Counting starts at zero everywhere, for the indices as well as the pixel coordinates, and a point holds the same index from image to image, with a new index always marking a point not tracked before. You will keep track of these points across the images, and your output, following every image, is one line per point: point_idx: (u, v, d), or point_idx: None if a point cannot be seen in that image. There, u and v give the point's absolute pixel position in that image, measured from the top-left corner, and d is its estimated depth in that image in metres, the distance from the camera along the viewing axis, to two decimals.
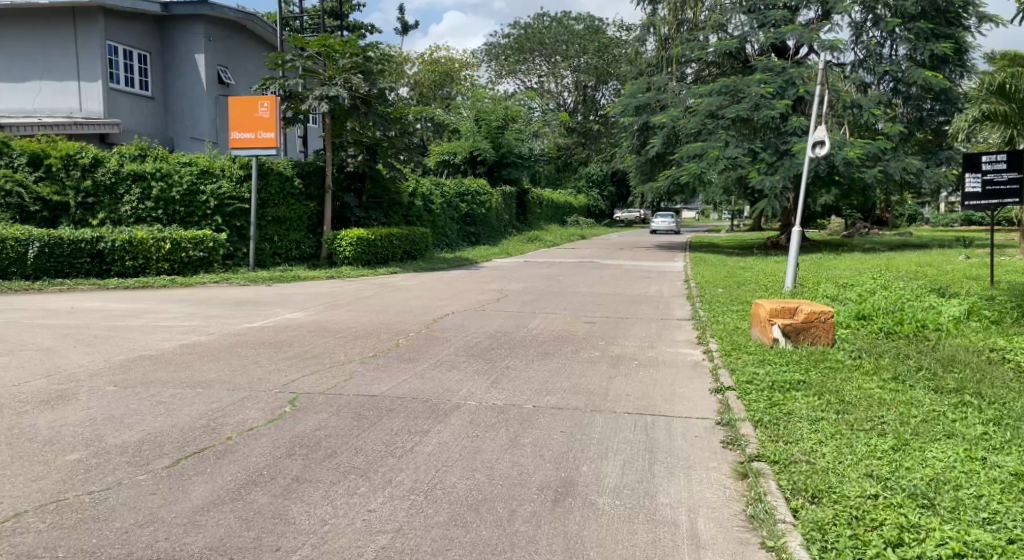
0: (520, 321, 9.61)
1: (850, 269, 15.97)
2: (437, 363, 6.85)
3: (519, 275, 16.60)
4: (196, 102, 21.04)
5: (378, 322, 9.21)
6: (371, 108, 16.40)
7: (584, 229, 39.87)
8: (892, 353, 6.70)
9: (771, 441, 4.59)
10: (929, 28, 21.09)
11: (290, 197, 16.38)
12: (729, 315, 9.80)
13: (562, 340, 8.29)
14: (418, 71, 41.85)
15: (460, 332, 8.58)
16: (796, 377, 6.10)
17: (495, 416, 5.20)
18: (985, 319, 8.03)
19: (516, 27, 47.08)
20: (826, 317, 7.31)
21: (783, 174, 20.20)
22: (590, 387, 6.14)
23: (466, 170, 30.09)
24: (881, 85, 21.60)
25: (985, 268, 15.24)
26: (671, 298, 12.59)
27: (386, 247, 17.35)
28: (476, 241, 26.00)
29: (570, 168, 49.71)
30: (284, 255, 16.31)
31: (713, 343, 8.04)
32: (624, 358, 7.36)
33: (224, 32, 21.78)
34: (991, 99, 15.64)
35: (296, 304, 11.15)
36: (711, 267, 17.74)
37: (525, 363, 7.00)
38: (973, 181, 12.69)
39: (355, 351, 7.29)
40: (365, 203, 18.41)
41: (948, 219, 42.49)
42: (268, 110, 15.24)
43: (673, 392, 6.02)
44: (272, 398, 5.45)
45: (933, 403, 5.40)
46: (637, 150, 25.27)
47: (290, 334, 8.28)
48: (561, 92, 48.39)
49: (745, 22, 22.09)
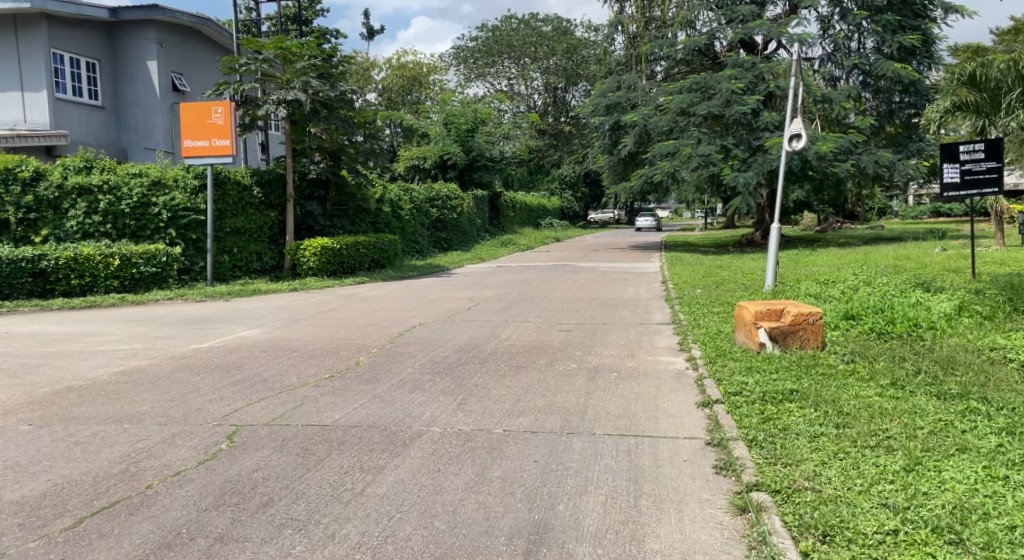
0: (492, 331, 9.04)
1: (828, 265, 15.66)
2: (399, 383, 6.26)
3: (492, 280, 16.03)
4: (150, 111, 20.24)
5: (338, 338, 8.59)
6: (333, 112, 15.84)
7: (559, 231, 39.44)
8: (888, 357, 6.26)
9: (769, 464, 4.08)
10: (896, 20, 20.98)
11: (248, 207, 15.67)
12: (710, 318, 9.34)
13: (537, 352, 7.74)
14: (386, 76, 41.27)
15: (426, 346, 8.00)
16: (789, 386, 5.64)
17: (460, 445, 4.64)
18: (977, 315, 7.64)
19: (484, 29, 46.57)
20: (814, 319, 6.88)
21: (757, 170, 19.88)
22: (567, 405, 5.61)
23: (436, 174, 29.48)
24: (850, 79, 21.55)
25: (964, 260, 15.02)
26: (649, 301, 12.13)
27: (353, 256, 16.67)
28: (448, 247, 25.39)
29: (543, 171, 49.36)
30: (244, 267, 15.59)
31: (696, 349, 7.56)
32: (602, 370, 6.83)
33: (178, 37, 21.00)
34: (960, 88, 15.45)
35: (253, 320, 10.47)
36: (689, 267, 17.32)
37: (495, 379, 6.44)
38: (951, 172, 12.36)
39: (310, 372, 6.67)
40: (330, 211, 17.80)
41: (917, 211, 42.86)
42: (222, 116, 14.66)
43: (656, 408, 5.49)
44: (208, 432, 4.85)
45: (938, 411, 4.95)
46: (609, 149, 24.82)
47: (240, 355, 7.64)
48: (531, 94, 48.12)
49: (713, 18, 21.90)
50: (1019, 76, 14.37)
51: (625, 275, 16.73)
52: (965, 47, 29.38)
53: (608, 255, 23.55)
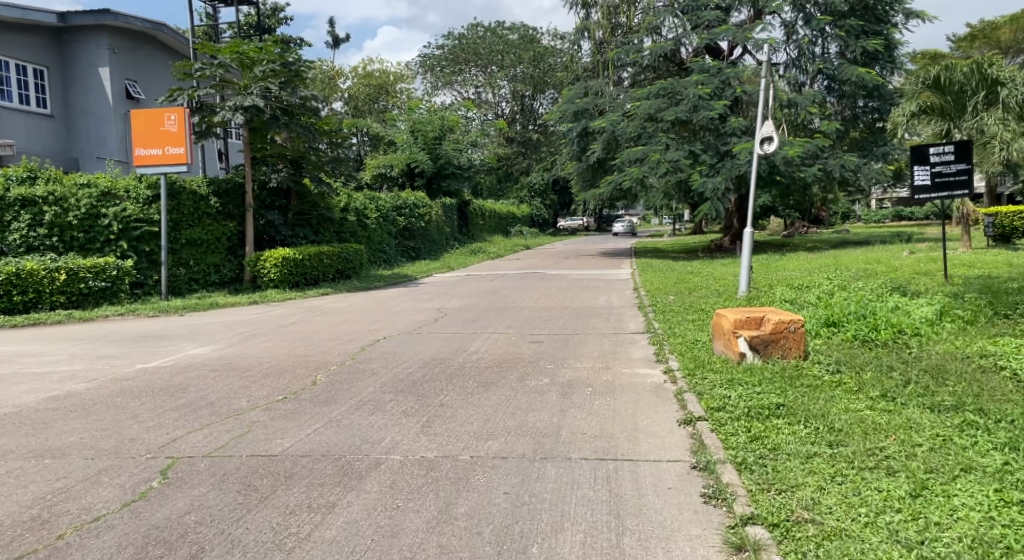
0: (460, 344, 8.59)
1: (799, 270, 15.52)
2: (358, 405, 5.78)
3: (460, 290, 15.57)
4: (102, 119, 19.44)
5: (295, 355, 8.05)
6: (293, 119, 15.25)
7: (528, 240, 39.08)
8: (874, 366, 5.98)
9: (762, 492, 3.73)
10: (859, 26, 21.05)
11: (205, 217, 15.00)
12: (686, 327, 9.00)
13: (507, 366, 7.31)
14: (352, 85, 40.63)
15: (390, 362, 7.51)
16: (775, 400, 5.31)
17: (422, 476, 4.19)
18: (959, 320, 7.41)
19: (450, 37, 46.13)
20: (796, 326, 6.58)
21: (726, 175, 19.77)
22: (540, 425, 5.20)
23: (404, 183, 28.90)
24: (815, 84, 21.62)
25: (935, 262, 14.98)
26: (622, 309, 11.80)
27: (316, 267, 16.07)
28: (416, 256, 24.84)
29: (511, 179, 49.02)
30: (201, 280, 14.90)
31: (673, 360, 7.22)
32: (577, 385, 6.41)
33: (131, 43, 20.25)
34: (923, 92, 15.56)
35: (206, 336, 9.88)
36: (660, 274, 17.05)
37: (462, 398, 5.99)
38: (921, 174, 12.23)
39: (261, 394, 6.14)
40: (291, 221, 17.26)
41: (880, 216, 43.56)
42: (175, 122, 14.05)
43: (635, 427, 5.11)
44: (139, 467, 4.33)
45: (934, 425, 4.66)
46: (578, 156, 24.55)
47: (188, 375, 7.08)
48: (499, 102, 47.86)
49: (679, 24, 21.66)
50: (982, 79, 14.98)
51: (597, 283, 16.40)
52: (923, 54, 29.82)
53: (579, 262, 23.27)
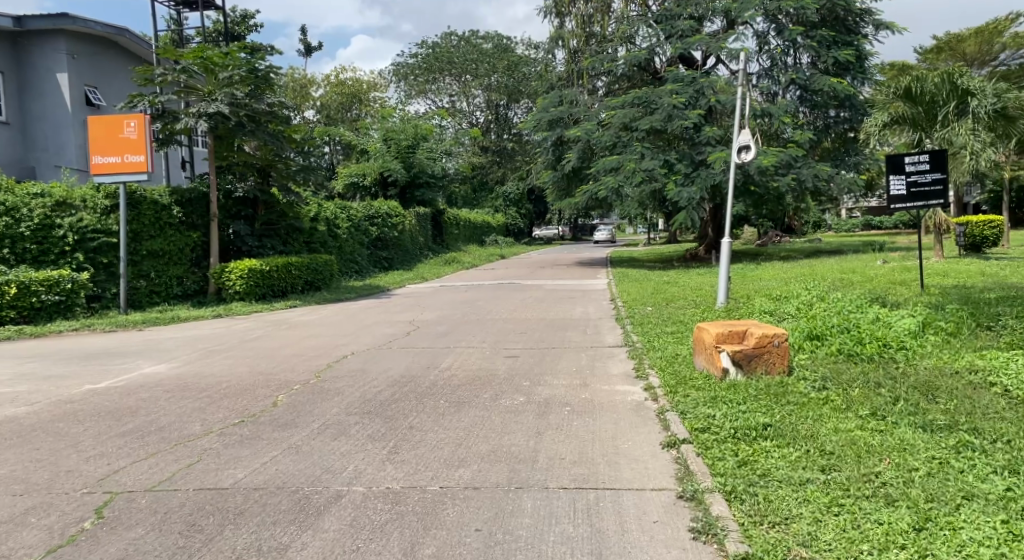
0: (431, 360, 8.22)
1: (775, 280, 15.41)
2: (321, 429, 5.39)
3: (434, 301, 15.18)
4: (59, 126, 18.81)
5: (256, 373, 7.63)
6: (260, 126, 14.76)
7: (504, 249, 38.74)
8: (862, 382, 5.76)
9: (756, 526, 3.48)
10: (831, 36, 21.07)
11: (167, 227, 14.47)
12: (665, 340, 8.74)
13: (480, 383, 6.96)
14: (324, 93, 40.08)
15: (356, 381, 7.13)
16: (761, 419, 5.06)
17: (387, 510, 3.84)
18: (942, 332, 7.24)
19: (424, 46, 45.74)
20: (780, 340, 6.34)
21: (701, 185, 19.66)
22: (514, 450, 4.87)
23: (377, 192, 28.41)
24: (787, 94, 21.56)
25: (910, 272, 14.97)
26: (599, 321, 11.54)
27: (284, 279, 15.59)
28: (389, 266, 24.38)
29: (486, 188, 48.69)
30: (163, 293, 14.34)
31: (654, 376, 6.93)
32: (554, 404, 6.09)
33: (90, 48, 19.66)
34: (894, 102, 15.50)
35: (164, 353, 9.41)
36: (636, 284, 16.84)
37: (432, 420, 5.64)
38: (897, 184, 12.13)
39: (216, 418, 5.73)
40: (259, 231, 16.69)
41: (850, 226, 44.09)
42: (135, 130, 13.67)
43: (616, 451, 4.82)
44: (71, 505, 3.92)
45: (928, 446, 4.43)
46: (552, 165, 24.35)
47: (139, 396, 6.64)
48: (473, 111, 47.57)
49: (653, 33, 21.53)
50: (953, 90, 15.03)
51: (572, 294, 16.12)
52: (891, 66, 30.13)
53: (554, 272, 23.03)
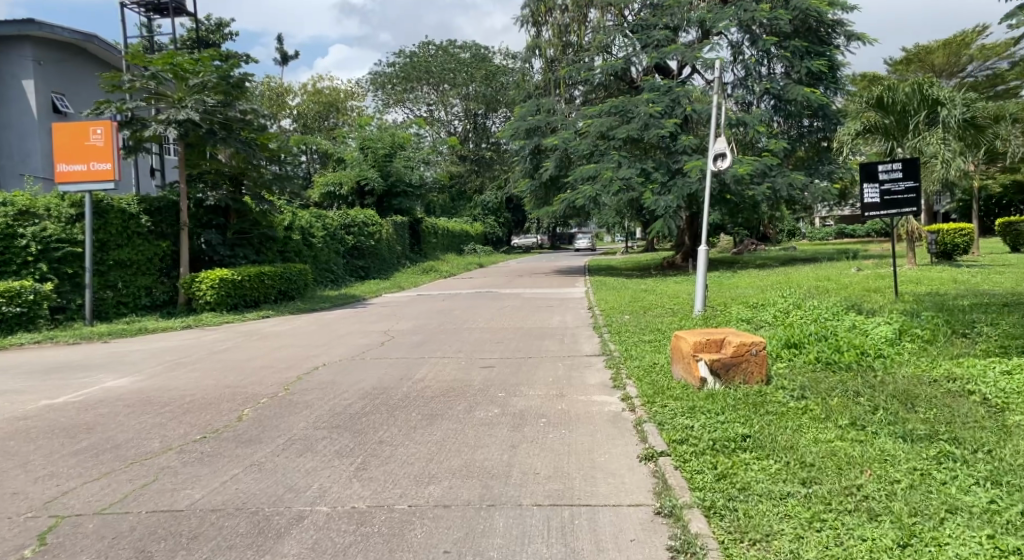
0: (405, 371, 8.01)
1: (752, 288, 15.43)
2: (286, 444, 5.18)
3: (409, 311, 14.95)
4: (25, 134, 18.38)
5: (222, 386, 7.38)
6: (231, 133, 14.49)
7: (483, 258, 38.60)
8: (840, 391, 5.68)
9: (736, 544, 3.36)
10: (803, 47, 21.26)
11: (135, 236, 14.10)
12: (643, 349, 8.63)
13: (454, 395, 6.77)
14: (301, 102, 39.76)
15: (326, 393, 6.90)
16: (740, 430, 4.94)
17: (351, 532, 3.66)
18: (918, 339, 7.21)
19: (401, 55, 45.57)
20: (758, 349, 6.25)
21: (678, 194, 19.67)
22: (487, 465, 4.69)
23: (353, 201, 28.16)
24: (762, 103, 21.71)
25: (884, 280, 15.07)
26: (577, 330, 11.42)
27: (256, 288, 15.27)
28: (366, 275, 24.10)
29: (465, 198, 48.55)
30: (131, 304, 13.97)
31: (632, 387, 6.79)
32: (530, 416, 5.93)
33: (58, 54, 19.26)
34: (866, 112, 15.66)
35: (128, 366, 9.11)
36: (614, 292, 16.76)
37: (403, 434, 5.44)
38: (871, 192, 12.20)
39: (177, 434, 5.50)
40: (230, 240, 16.37)
41: (825, 234, 44.58)
42: (101, 137, 13.35)
43: (593, 465, 4.67)
44: (13, 531, 3.69)
45: (909, 456, 4.34)
46: (530, 174, 24.29)
47: (98, 412, 6.38)
48: (451, 120, 47.46)
49: (629, 43, 21.60)
50: (924, 99, 15.20)
51: (550, 302, 15.99)
52: (862, 76, 30.55)
53: (532, 281, 22.91)
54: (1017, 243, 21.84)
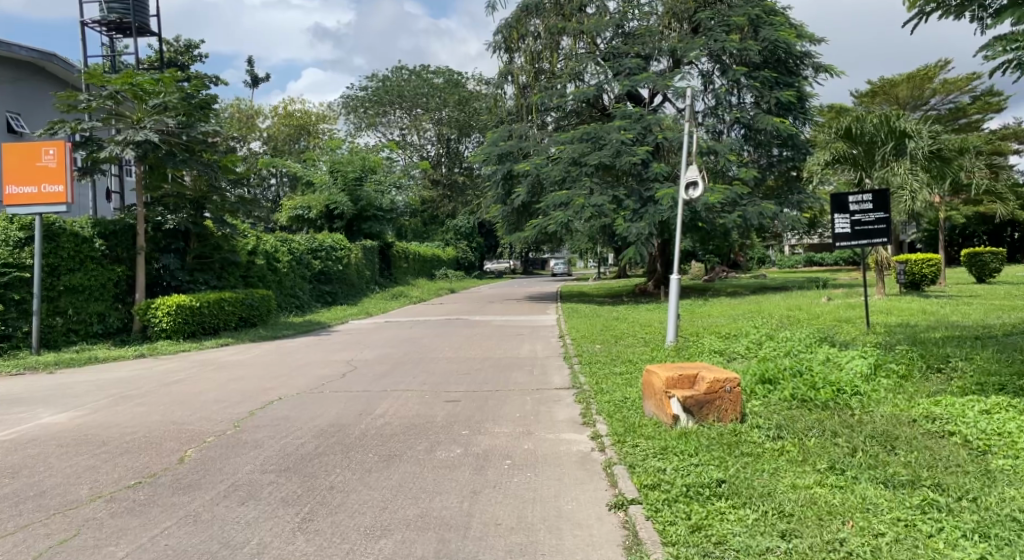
0: (364, 406, 7.61)
1: (724, 316, 15.32)
2: (229, 491, 4.80)
3: (376, 339, 14.54)
4: None
5: (167, 423, 6.92)
6: (193, 156, 14.07)
7: (454, 283, 38.24)
8: (818, 432, 5.45)
9: None
10: (773, 77, 21.49)
11: (88, 261, 13.52)
12: (614, 382, 8.35)
13: (415, 433, 6.41)
14: (271, 124, 39.30)
15: (278, 431, 6.50)
16: (714, 474, 4.67)
17: None
18: (893, 375, 7.03)
19: (374, 79, 45.42)
20: (732, 386, 6.01)
21: (649, 221, 19.59)
22: (445, 515, 4.34)
23: (322, 225, 27.69)
24: (731, 132, 21.85)
25: (854, 310, 15.08)
26: (546, 360, 11.12)
27: (216, 315, 14.73)
28: (333, 301, 23.61)
29: (437, 222, 48.25)
30: (82, 332, 13.37)
31: (602, 424, 6.50)
32: (494, 457, 5.60)
33: (14, 73, 18.74)
34: (835, 142, 15.79)
35: (71, 399, 8.59)
36: (586, 320, 16.52)
37: (358, 477, 5.08)
38: (842, 222, 12.19)
39: (110, 479, 5.06)
40: (189, 265, 15.83)
41: (794, 262, 45.08)
42: (54, 158, 12.87)
43: (559, 514, 4.36)
44: None
45: (892, 505, 4.10)
46: (502, 200, 24.12)
47: (27, 453, 5.90)
48: (424, 145, 47.32)
49: (600, 71, 21.61)
50: (891, 131, 15.36)
51: (521, 330, 15.70)
52: (829, 108, 31.05)
53: (503, 307, 22.64)
54: (982, 273, 22.14)
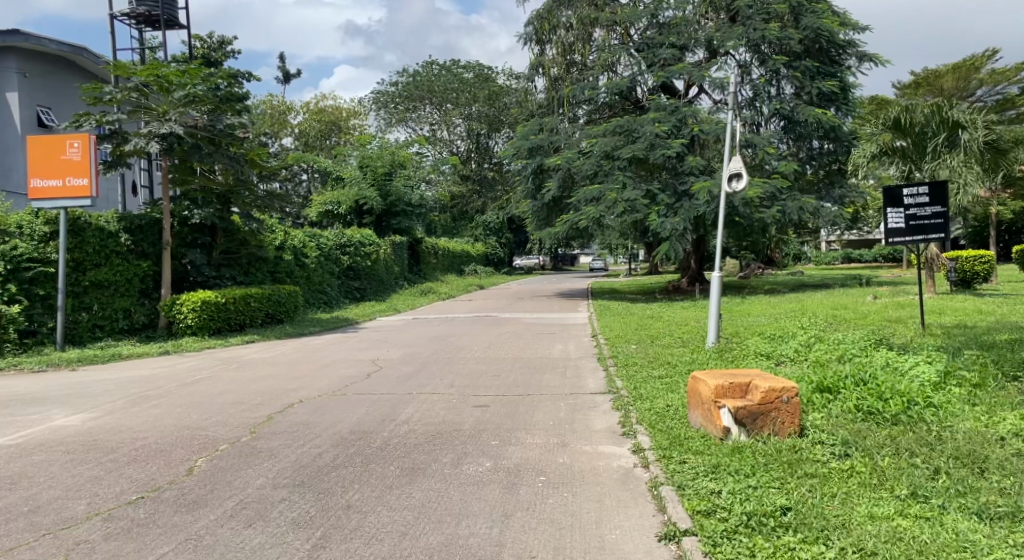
0: (387, 412, 7.17)
1: (765, 315, 14.63)
2: (236, 509, 4.37)
3: (402, 336, 14.12)
4: (8, 148, 17.93)
5: (181, 427, 6.57)
6: (219, 149, 13.76)
7: (482, 279, 37.83)
8: (891, 450, 4.86)
9: None
10: (814, 67, 20.57)
11: (113, 256, 13.31)
12: (654, 387, 7.82)
13: (441, 442, 5.95)
14: (302, 120, 39.26)
15: (296, 438, 6.09)
16: (778, 500, 4.11)
17: None
18: (966, 384, 6.35)
19: (404, 74, 45.16)
20: (789, 396, 5.42)
21: (684, 216, 18.84)
22: (472, 545, 3.85)
23: (351, 220, 27.43)
24: (770, 125, 21.01)
25: (904, 309, 14.27)
26: (580, 362, 10.59)
27: (241, 311, 14.46)
28: (361, 297, 23.34)
29: (466, 217, 47.89)
30: (107, 327, 13.16)
31: (644, 435, 5.95)
32: (528, 472, 5.10)
33: (46, 67, 18.83)
34: (884, 133, 14.96)
35: (88, 398, 8.29)
36: (620, 318, 15.91)
37: (376, 495, 4.62)
38: (895, 217, 11.41)
39: (110, 494, 4.66)
40: (216, 260, 15.61)
41: (831, 258, 43.81)
42: (78, 151, 12.70)
43: (602, 545, 3.85)
44: None
45: (993, 543, 3.51)
46: (533, 194, 23.61)
47: (34, 459, 5.57)
48: (453, 140, 47.00)
49: (634, 62, 20.90)
50: (944, 121, 14.41)
51: (552, 328, 15.17)
52: (872, 99, 29.94)
53: (534, 303, 22.08)
54: None
